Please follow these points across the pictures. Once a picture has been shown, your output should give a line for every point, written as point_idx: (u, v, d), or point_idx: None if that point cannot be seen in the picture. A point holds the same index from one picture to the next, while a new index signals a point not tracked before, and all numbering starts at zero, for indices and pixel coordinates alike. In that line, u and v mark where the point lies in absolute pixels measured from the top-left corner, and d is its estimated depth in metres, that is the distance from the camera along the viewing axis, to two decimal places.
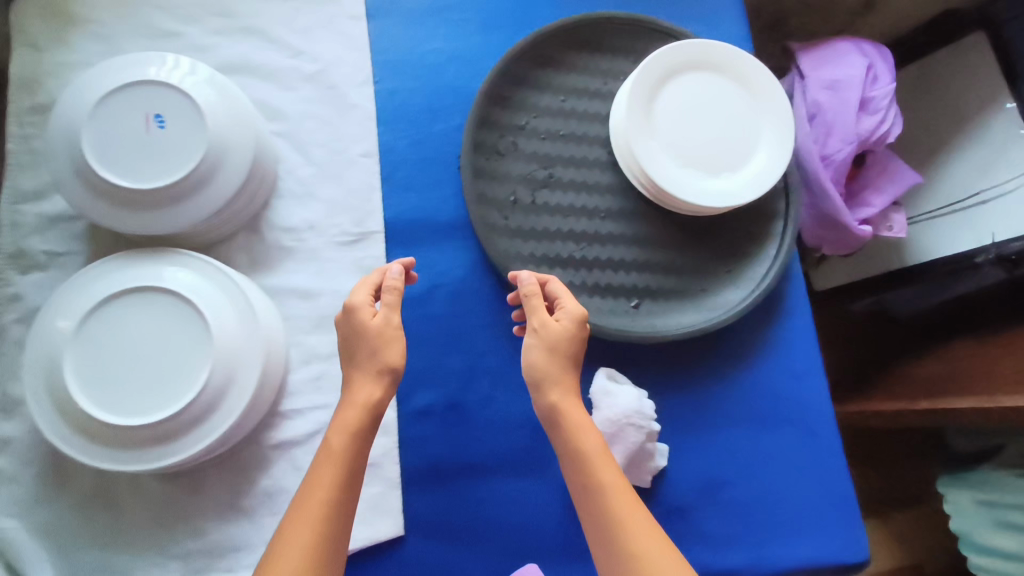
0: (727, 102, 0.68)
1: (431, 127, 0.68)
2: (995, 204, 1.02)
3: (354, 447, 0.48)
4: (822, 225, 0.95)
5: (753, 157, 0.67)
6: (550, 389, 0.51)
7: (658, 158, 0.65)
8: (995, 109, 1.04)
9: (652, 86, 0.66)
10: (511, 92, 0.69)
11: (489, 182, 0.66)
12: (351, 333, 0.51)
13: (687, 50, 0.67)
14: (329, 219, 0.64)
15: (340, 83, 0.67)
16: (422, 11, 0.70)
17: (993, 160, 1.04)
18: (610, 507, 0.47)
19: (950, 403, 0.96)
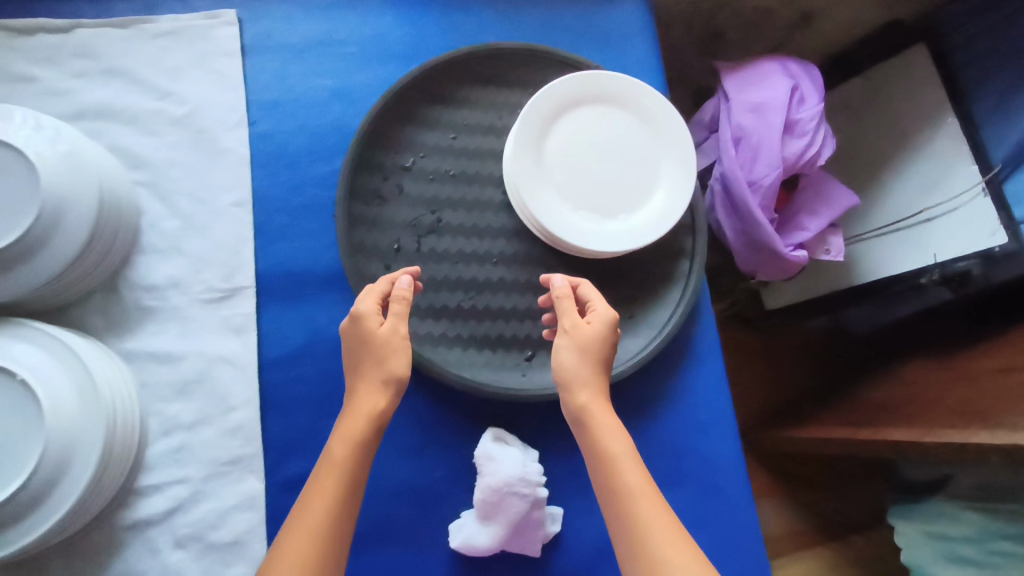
0: (625, 137, 0.64)
1: (309, 171, 0.63)
2: (939, 221, 0.97)
3: (362, 454, 0.47)
4: (755, 252, 0.91)
5: (653, 196, 0.64)
6: (577, 389, 0.51)
7: (548, 202, 0.62)
8: (939, 124, 1.00)
9: (543, 124, 0.63)
10: (396, 131, 0.65)
11: (370, 229, 0.62)
12: (360, 342, 0.50)
13: (580, 84, 0.63)
14: (194, 275, 0.60)
15: (210, 126, 0.62)
16: (303, 45, 0.67)
17: (937, 175, 0.99)
18: (633, 506, 0.46)
19: (887, 433, 0.92)
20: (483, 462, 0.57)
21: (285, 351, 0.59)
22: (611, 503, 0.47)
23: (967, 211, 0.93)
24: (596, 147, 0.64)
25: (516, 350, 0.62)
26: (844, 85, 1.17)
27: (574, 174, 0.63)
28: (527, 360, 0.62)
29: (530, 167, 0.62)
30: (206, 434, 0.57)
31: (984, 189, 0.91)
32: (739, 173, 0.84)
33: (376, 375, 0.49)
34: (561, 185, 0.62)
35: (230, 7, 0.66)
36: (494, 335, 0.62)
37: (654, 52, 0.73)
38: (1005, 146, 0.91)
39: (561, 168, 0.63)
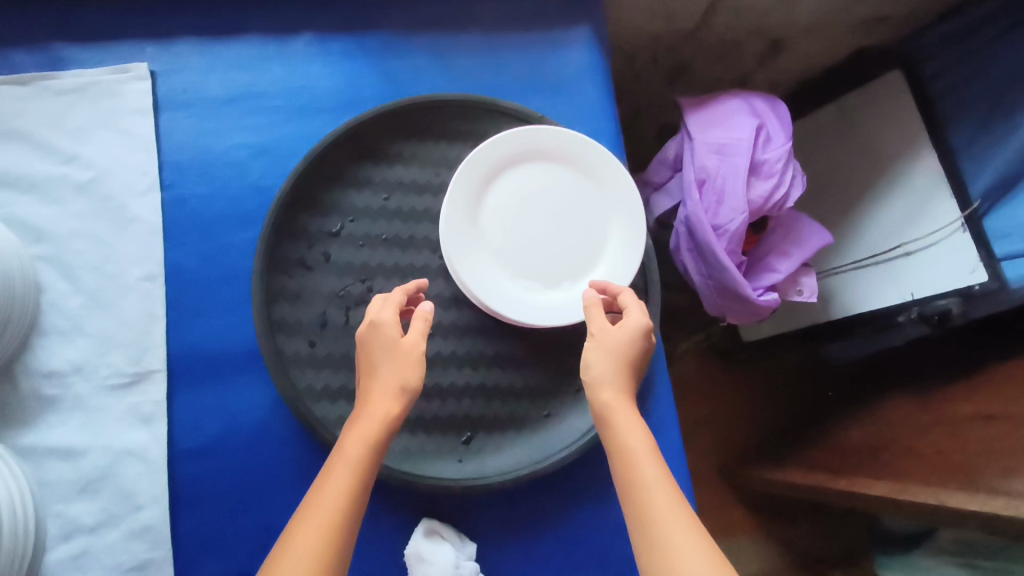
0: (569, 198, 0.61)
1: (228, 239, 0.59)
2: (918, 257, 0.94)
3: (372, 458, 0.44)
4: (722, 297, 0.86)
5: (598, 261, 0.60)
6: (603, 387, 0.48)
7: (487, 270, 0.59)
8: (915, 155, 0.96)
9: (481, 187, 0.60)
10: (323, 193, 0.61)
11: (293, 302, 0.57)
12: (378, 347, 0.48)
13: (519, 143, 0.60)
14: (99, 358, 0.55)
15: (117, 194, 0.58)
16: (223, 99, 0.62)
17: (914, 210, 0.95)
18: (657, 504, 0.42)
19: (864, 485, 0.87)
20: (413, 561, 0.53)
21: (199, 440, 0.55)
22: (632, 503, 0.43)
23: (946, 247, 0.90)
24: (538, 209, 0.60)
25: (453, 432, 0.57)
26: (819, 111, 1.12)
27: (514, 240, 0.60)
28: (465, 443, 0.57)
29: (467, 233, 0.58)
30: (110, 537, 0.52)
31: (963, 225, 0.88)
32: (703, 218, 0.79)
33: (391, 379, 0.47)
34: (501, 252, 0.59)
35: (142, 60, 0.61)
36: (429, 416, 0.57)
37: (605, 100, 0.70)
38: (983, 177, 0.87)
39: (500, 233, 0.60)
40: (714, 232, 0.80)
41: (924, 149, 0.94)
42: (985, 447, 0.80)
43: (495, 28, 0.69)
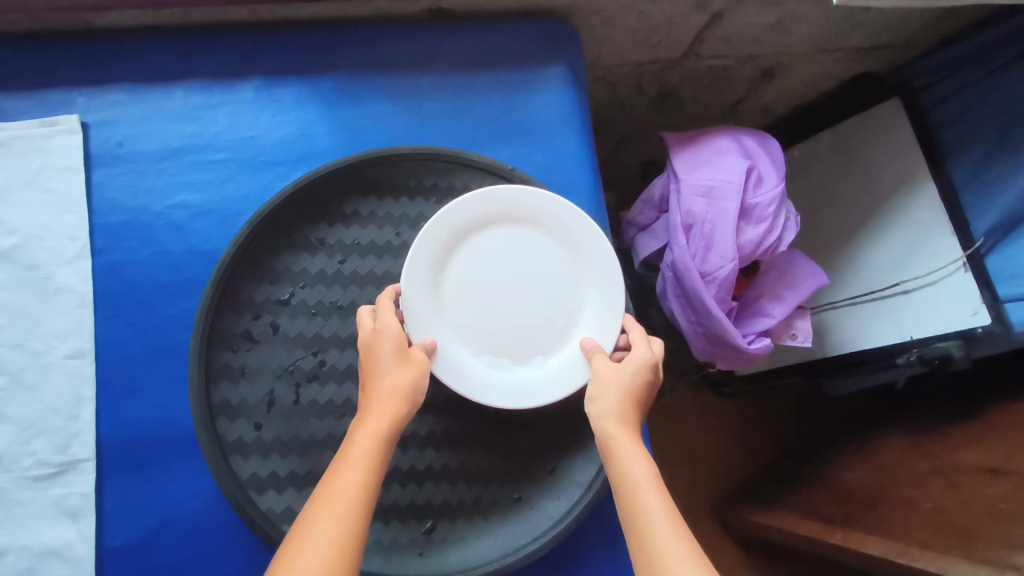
0: (540, 261, 0.55)
1: (166, 309, 0.54)
2: (917, 295, 0.88)
3: (382, 455, 0.43)
4: (712, 344, 0.82)
5: (573, 332, 0.55)
6: (607, 415, 0.47)
7: (450, 344, 0.53)
8: (915, 189, 0.90)
9: (443, 251, 0.54)
10: (271, 257, 0.56)
11: (237, 380, 0.52)
12: (387, 354, 0.47)
13: (484, 203, 0.55)
14: (20, 446, 0.50)
15: (43, 261, 0.53)
16: (162, 154, 0.58)
17: (913, 248, 0.90)
18: (661, 534, 0.40)
19: (863, 540, 0.83)
20: None
21: (130, 536, 0.50)
22: (634, 536, 0.41)
23: (947, 287, 0.85)
24: (507, 274, 0.55)
25: (414, 520, 0.53)
26: (814, 138, 1.07)
27: (480, 310, 0.54)
28: (427, 533, 0.52)
29: (427, 305, 0.53)
30: None
31: (965, 265, 0.83)
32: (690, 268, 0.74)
33: (401, 381, 0.46)
34: (464, 324, 0.54)
35: (71, 112, 0.57)
36: (387, 504, 0.52)
37: (581, 146, 0.65)
38: (985, 217, 0.83)
39: (465, 302, 0.54)
40: (703, 280, 0.76)
41: (922, 182, 0.90)
42: (987, 505, 0.75)
43: (462, 69, 0.64)
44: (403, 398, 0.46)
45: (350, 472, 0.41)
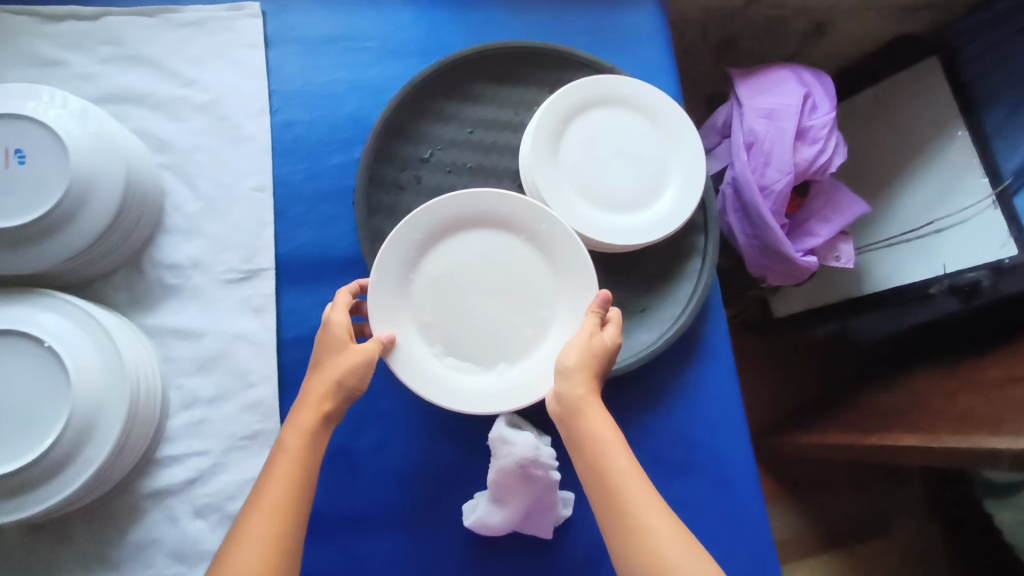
0: (516, 270, 0.60)
1: (327, 161, 0.65)
2: (949, 233, 0.98)
3: (316, 442, 0.49)
4: (764, 255, 0.91)
5: (539, 341, 0.60)
6: (574, 379, 0.52)
7: (415, 342, 0.58)
8: (948, 136, 1.00)
9: (410, 254, 0.59)
10: (413, 123, 0.66)
11: (389, 218, 0.63)
12: (336, 346, 0.52)
13: (453, 207, 0.59)
14: (215, 256, 0.61)
15: (232, 114, 0.64)
16: (321, 38, 0.67)
17: (947, 188, 1.00)
18: (621, 490, 0.47)
19: (895, 438, 0.92)
20: (497, 443, 0.56)
21: (303, 333, 0.61)
22: (598, 491, 0.48)
23: (977, 223, 0.94)
24: (483, 278, 0.60)
25: None
26: (859, 95, 1.17)
27: (452, 311, 0.59)
28: None
29: (396, 305, 0.58)
30: (225, 409, 0.58)
31: (994, 202, 0.92)
32: (751, 178, 0.84)
33: (338, 374, 0.51)
34: (432, 325, 0.59)
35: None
36: None
37: (668, 59, 0.75)
38: (1015, 156, 0.91)
39: (435, 303, 0.59)
40: (762, 193, 0.85)
41: (956, 131, 0.99)
42: (1016, 402, 0.83)
43: None
44: (334, 393, 0.51)
45: (287, 464, 0.47)
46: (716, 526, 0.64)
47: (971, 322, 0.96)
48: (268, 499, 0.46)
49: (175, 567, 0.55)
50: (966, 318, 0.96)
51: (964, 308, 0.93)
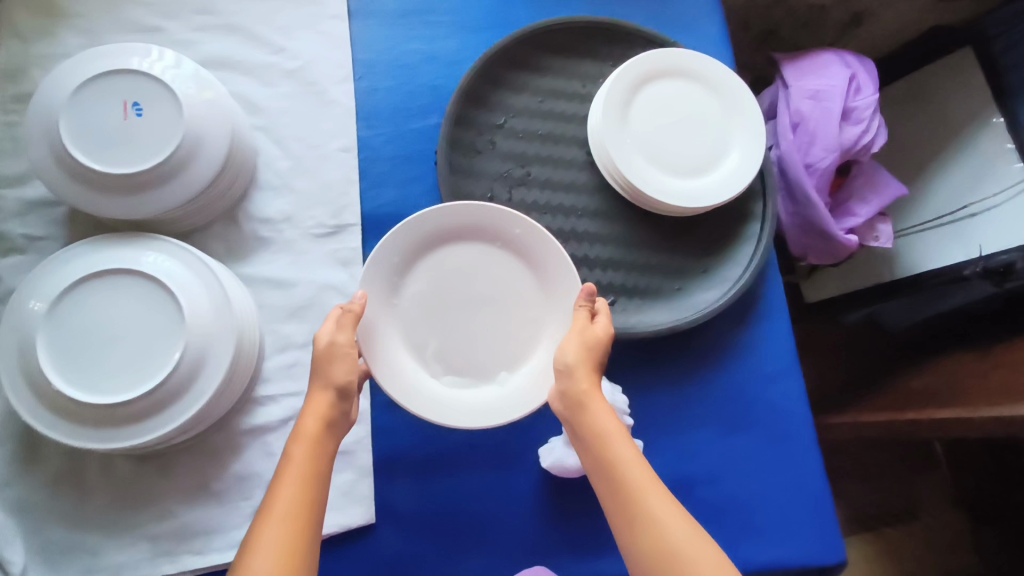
0: (498, 278, 0.62)
1: (408, 126, 0.68)
2: (983, 217, 1.00)
3: (318, 446, 0.48)
4: (807, 233, 0.93)
5: (533, 345, 0.61)
6: (575, 377, 0.51)
7: (413, 366, 0.60)
8: (983, 123, 1.02)
9: (392, 277, 0.60)
10: (488, 91, 0.69)
11: (466, 179, 0.67)
12: (331, 347, 0.51)
13: (425, 226, 0.60)
14: (305, 211, 0.64)
15: (319, 80, 0.68)
16: (400, 11, 0.71)
17: (985, 171, 1.01)
18: (632, 484, 0.47)
19: (936, 412, 0.93)
20: None
21: None
22: (608, 487, 0.48)
23: (1012, 206, 0.95)
24: (469, 291, 0.61)
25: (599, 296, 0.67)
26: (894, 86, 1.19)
27: (441, 329, 0.61)
28: (609, 305, 0.66)
29: (385, 329, 0.59)
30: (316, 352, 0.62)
31: None
32: (797, 156, 0.86)
33: (337, 375, 0.51)
34: (426, 346, 0.60)
35: None
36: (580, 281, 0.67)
37: (725, 36, 0.78)
38: None
39: (425, 322, 0.61)
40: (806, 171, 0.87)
41: (990, 118, 1.00)
42: None
43: None
44: (333, 394, 0.50)
45: (297, 469, 0.47)
46: (774, 477, 0.66)
47: (998, 314, 0.94)
48: (281, 506, 0.45)
49: None
50: (999, 305, 0.92)
51: (997, 291, 0.91)
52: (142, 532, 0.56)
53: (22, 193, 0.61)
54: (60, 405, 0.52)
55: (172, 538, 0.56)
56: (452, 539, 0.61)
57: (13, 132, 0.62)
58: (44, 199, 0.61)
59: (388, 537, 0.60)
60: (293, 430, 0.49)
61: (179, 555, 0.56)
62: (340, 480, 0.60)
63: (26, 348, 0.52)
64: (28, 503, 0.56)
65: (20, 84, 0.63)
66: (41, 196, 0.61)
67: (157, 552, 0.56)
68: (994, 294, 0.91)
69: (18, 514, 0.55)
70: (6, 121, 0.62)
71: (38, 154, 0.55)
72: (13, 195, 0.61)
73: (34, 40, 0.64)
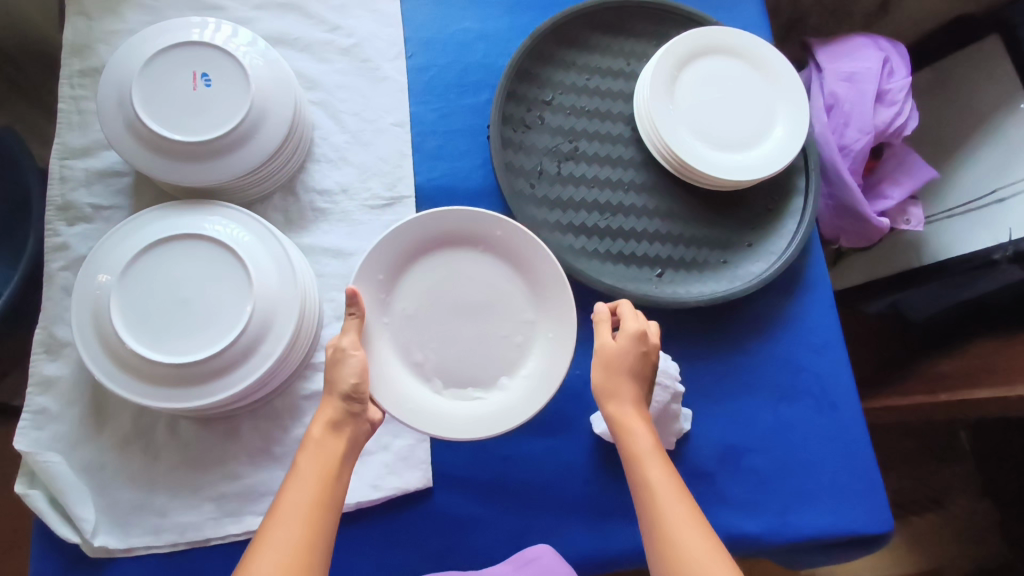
0: (488, 283, 0.62)
1: (460, 101, 0.70)
2: (1012, 202, 0.89)
3: (331, 455, 0.48)
4: (839, 216, 0.90)
5: (529, 347, 0.61)
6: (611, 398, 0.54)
7: (412, 384, 0.59)
8: (1012, 107, 0.93)
9: (381, 294, 0.60)
10: (537, 69, 0.71)
11: (516, 152, 0.68)
12: (340, 356, 0.51)
13: (409, 236, 0.60)
14: (361, 182, 0.67)
15: (373, 57, 0.70)
16: None
17: (1014, 155, 0.92)
18: (657, 502, 0.49)
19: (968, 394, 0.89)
20: None
21: None
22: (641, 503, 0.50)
23: None
24: (457, 299, 0.61)
25: (647, 267, 0.68)
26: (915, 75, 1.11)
27: (436, 341, 0.60)
28: (657, 276, 0.68)
29: (379, 347, 0.58)
30: None
31: None
32: (831, 137, 0.85)
33: (345, 381, 0.50)
34: (425, 362, 0.60)
35: None
36: (628, 253, 0.68)
37: (762, 16, 0.79)
38: None
39: (419, 337, 0.60)
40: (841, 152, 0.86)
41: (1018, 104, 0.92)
42: None
43: None
44: (343, 399, 0.50)
45: (310, 472, 0.47)
46: (822, 447, 0.67)
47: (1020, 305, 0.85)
48: (293, 508, 0.45)
49: None
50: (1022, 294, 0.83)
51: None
52: (206, 493, 0.57)
53: (93, 163, 0.63)
54: (132, 364, 0.54)
55: (235, 499, 0.57)
56: (508, 505, 0.62)
57: (82, 106, 0.65)
58: (112, 169, 0.63)
59: (446, 500, 0.62)
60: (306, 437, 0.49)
61: (241, 514, 0.57)
62: (398, 444, 0.61)
63: (100, 310, 0.54)
64: (96, 461, 0.57)
65: (90, 60, 0.65)
66: (111, 166, 0.63)
67: (222, 512, 0.57)
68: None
69: (91, 473, 0.57)
70: (76, 97, 0.65)
71: (112, 123, 0.57)
72: (84, 167, 0.63)
73: (101, 18, 0.66)
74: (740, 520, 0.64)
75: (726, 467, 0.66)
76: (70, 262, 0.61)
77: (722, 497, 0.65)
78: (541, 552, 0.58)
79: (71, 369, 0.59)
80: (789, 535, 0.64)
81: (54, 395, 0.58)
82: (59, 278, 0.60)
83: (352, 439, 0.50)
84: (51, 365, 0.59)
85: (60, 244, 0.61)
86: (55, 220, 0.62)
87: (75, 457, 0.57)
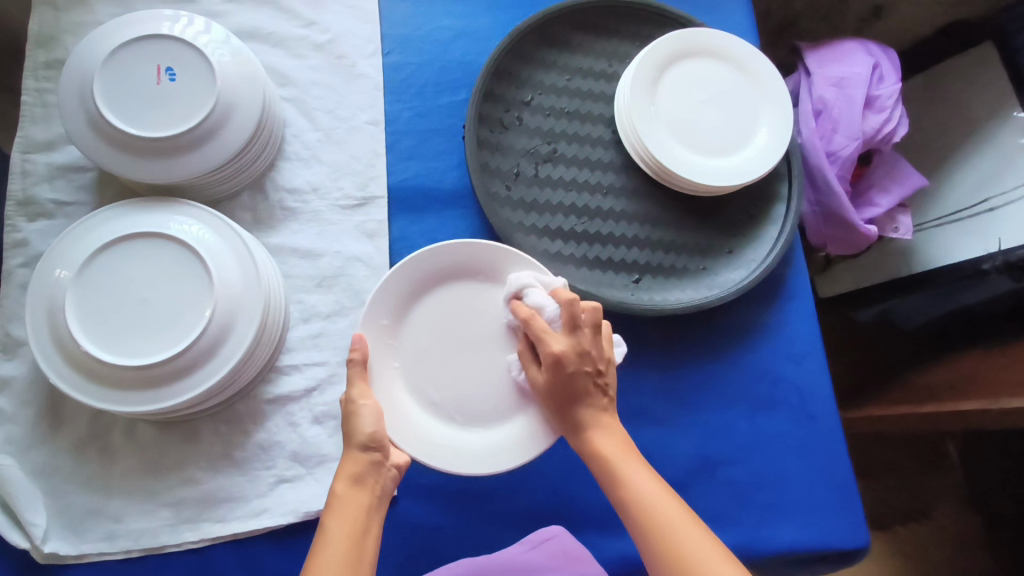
0: (491, 313, 0.59)
1: (437, 101, 0.69)
2: (1004, 210, 0.87)
3: (366, 513, 0.45)
4: (827, 224, 0.87)
5: None
6: (568, 420, 0.51)
7: (432, 424, 0.57)
8: (1004, 116, 0.91)
9: (387, 339, 0.58)
10: (516, 68, 0.69)
11: (493, 153, 0.66)
12: (352, 409, 0.49)
13: (408, 274, 0.58)
14: (333, 181, 0.65)
15: (349, 54, 0.68)
16: None
17: (1004, 163, 0.90)
18: (648, 497, 0.46)
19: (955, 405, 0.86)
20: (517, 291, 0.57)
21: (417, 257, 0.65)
22: (628, 507, 0.46)
23: None
24: (463, 333, 0.59)
25: (624, 273, 0.67)
26: (907, 81, 1.09)
27: (448, 377, 0.58)
28: (635, 282, 0.66)
29: (388, 382, 0.57)
30: (341, 323, 0.62)
31: None
32: (819, 143, 0.82)
33: (362, 431, 0.48)
34: (443, 401, 0.58)
35: None
36: (605, 258, 0.67)
37: (749, 19, 0.78)
38: None
39: (431, 375, 0.58)
40: (829, 158, 0.84)
41: (1012, 113, 0.89)
42: None
43: None
44: (363, 449, 0.47)
45: (339, 529, 0.43)
46: (799, 459, 0.66)
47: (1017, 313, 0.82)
48: (328, 569, 0.41)
49: (293, 468, 0.57)
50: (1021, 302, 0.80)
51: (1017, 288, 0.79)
52: (162, 499, 0.56)
53: (55, 158, 0.62)
54: (86, 366, 0.52)
55: (193, 505, 0.56)
56: (475, 514, 0.61)
57: (47, 99, 0.63)
58: (75, 164, 0.62)
59: (410, 509, 0.60)
60: (328, 497, 0.46)
61: (198, 521, 0.56)
62: None
63: (53, 308, 0.52)
64: (50, 464, 0.56)
65: (55, 51, 0.64)
66: (73, 161, 0.62)
67: (180, 518, 0.56)
68: (1015, 292, 0.80)
69: (45, 477, 0.56)
70: (40, 89, 0.63)
71: (72, 117, 0.56)
72: (47, 161, 0.62)
73: (68, 8, 0.65)
74: (712, 533, 0.63)
75: (701, 478, 0.64)
76: (28, 260, 0.60)
77: (695, 510, 0.63)
78: (555, 532, 0.58)
79: (25, 369, 0.57)
80: (763, 551, 0.63)
81: (8, 394, 0.57)
82: (17, 275, 0.59)
83: (379, 489, 0.46)
84: (5, 364, 0.57)
85: (19, 240, 0.60)
86: (15, 216, 0.60)
87: (28, 460, 0.56)
